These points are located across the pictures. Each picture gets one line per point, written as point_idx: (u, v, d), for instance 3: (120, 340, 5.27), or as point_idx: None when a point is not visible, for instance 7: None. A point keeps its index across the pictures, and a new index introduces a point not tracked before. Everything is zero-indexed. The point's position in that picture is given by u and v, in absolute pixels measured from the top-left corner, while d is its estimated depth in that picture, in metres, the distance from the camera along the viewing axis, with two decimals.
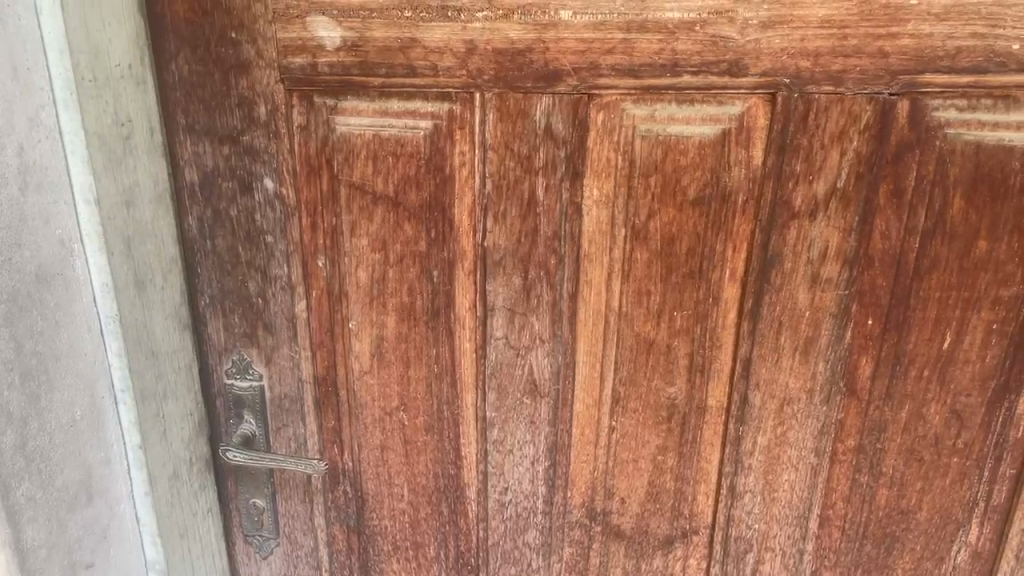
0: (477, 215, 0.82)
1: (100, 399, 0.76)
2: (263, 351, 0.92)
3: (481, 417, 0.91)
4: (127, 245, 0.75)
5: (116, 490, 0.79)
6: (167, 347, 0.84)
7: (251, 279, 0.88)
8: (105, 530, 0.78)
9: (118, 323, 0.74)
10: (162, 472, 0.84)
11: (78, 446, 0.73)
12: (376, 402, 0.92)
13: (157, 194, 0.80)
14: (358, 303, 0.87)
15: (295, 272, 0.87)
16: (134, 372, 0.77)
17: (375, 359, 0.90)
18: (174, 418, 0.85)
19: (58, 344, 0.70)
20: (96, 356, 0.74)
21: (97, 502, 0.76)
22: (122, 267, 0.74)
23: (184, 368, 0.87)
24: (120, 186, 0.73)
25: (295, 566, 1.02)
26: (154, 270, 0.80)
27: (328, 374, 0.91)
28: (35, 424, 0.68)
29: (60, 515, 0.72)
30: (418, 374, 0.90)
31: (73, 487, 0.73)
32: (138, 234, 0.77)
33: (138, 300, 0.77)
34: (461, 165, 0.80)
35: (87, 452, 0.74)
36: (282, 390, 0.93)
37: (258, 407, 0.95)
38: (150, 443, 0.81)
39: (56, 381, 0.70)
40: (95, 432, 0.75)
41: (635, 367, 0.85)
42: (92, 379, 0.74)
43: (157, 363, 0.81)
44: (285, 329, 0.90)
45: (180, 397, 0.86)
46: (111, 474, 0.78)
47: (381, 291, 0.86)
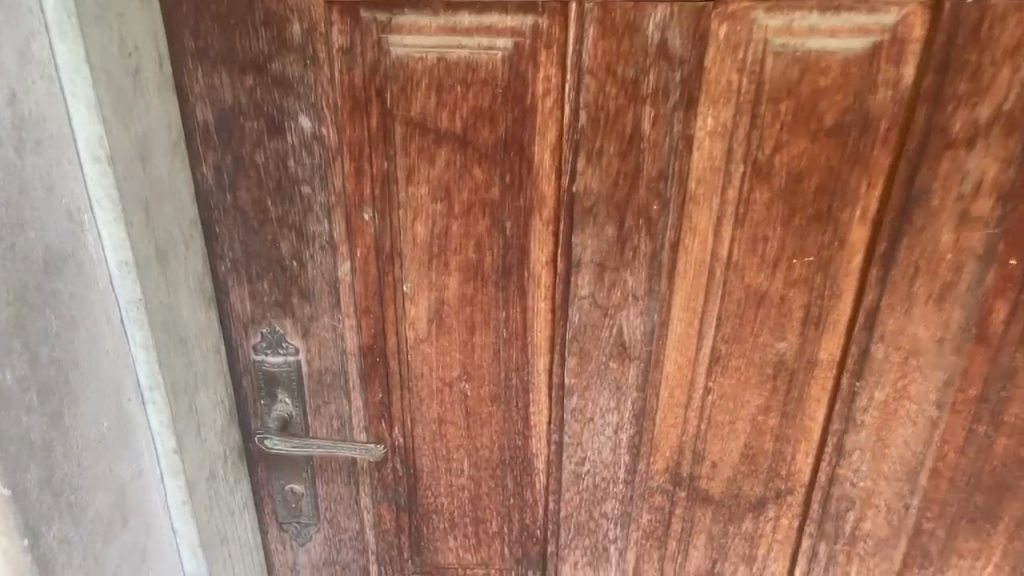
0: (564, 154, 0.68)
1: (127, 402, 0.61)
2: (299, 321, 0.77)
3: (557, 384, 0.80)
4: (148, 212, 0.59)
5: (151, 505, 0.66)
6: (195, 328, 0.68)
7: (283, 238, 0.73)
8: (143, 553, 0.65)
9: (142, 309, 0.60)
10: (200, 474, 0.70)
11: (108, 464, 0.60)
12: (434, 372, 0.80)
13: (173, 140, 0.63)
14: (415, 262, 0.74)
15: (338, 228, 0.72)
16: (163, 366, 0.63)
17: (434, 325, 0.77)
18: (207, 411, 0.71)
19: (76, 346, 0.55)
20: (119, 352, 0.60)
21: (133, 523, 0.63)
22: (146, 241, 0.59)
23: (212, 350, 0.72)
24: (136, 137, 0.57)
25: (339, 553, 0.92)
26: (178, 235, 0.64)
27: (375, 343, 0.79)
28: (67, 447, 0.54)
29: (97, 550, 0.59)
30: (484, 339, 0.78)
31: (108, 513, 0.60)
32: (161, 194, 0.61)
33: (162, 278, 0.62)
34: (545, 93, 0.66)
35: (118, 468, 0.61)
36: (322, 364, 0.80)
37: (295, 386, 0.80)
38: (187, 445, 0.67)
39: (82, 388, 0.56)
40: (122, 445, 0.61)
41: (740, 322, 0.74)
42: (116, 381, 0.60)
43: (187, 348, 0.67)
44: (325, 296, 0.76)
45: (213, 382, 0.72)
46: (145, 488, 0.65)
47: (442, 247, 0.73)
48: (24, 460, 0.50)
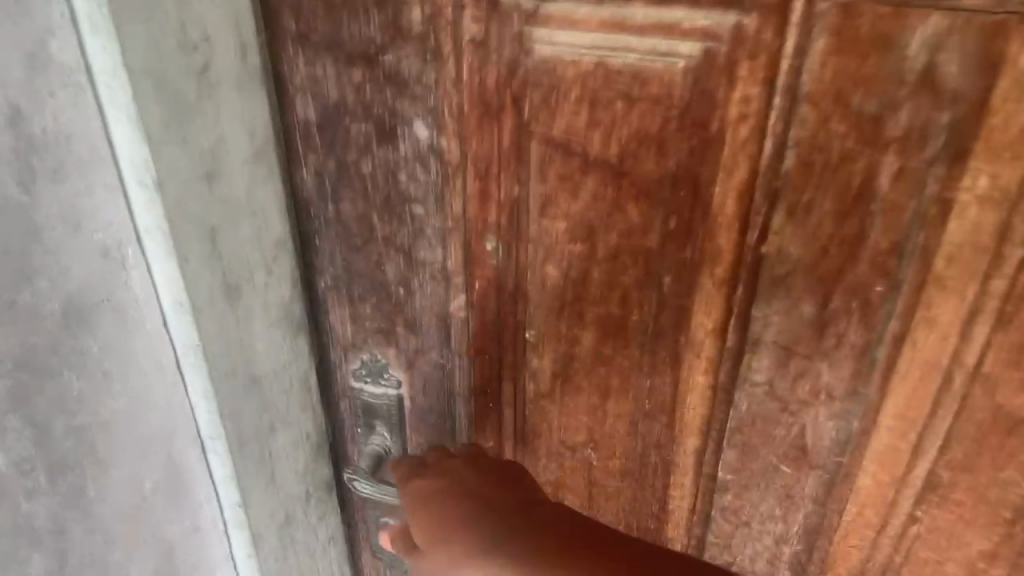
0: (754, 203, 0.50)
1: (178, 445, 0.56)
2: (403, 353, 0.65)
3: (706, 472, 0.64)
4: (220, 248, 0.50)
5: (207, 543, 0.62)
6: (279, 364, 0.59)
7: (389, 261, 0.60)
8: None
9: (198, 354, 0.51)
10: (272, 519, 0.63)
11: (147, 508, 0.57)
12: (557, 432, 0.66)
13: (259, 149, 0.51)
14: (544, 307, 0.59)
15: (453, 257, 0.58)
16: (225, 413, 0.55)
17: (560, 382, 0.63)
18: (287, 453, 0.62)
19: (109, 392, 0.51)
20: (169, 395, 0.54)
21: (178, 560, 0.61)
22: (216, 282, 0.50)
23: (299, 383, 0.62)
24: (205, 165, 0.47)
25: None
26: (268, 273, 0.55)
27: (489, 386, 0.65)
28: (87, 496, 0.53)
29: None
30: (620, 408, 0.63)
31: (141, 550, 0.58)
32: (241, 227, 0.51)
33: (229, 316, 0.52)
34: (739, 120, 0.48)
35: (161, 509, 0.58)
36: (426, 403, 0.67)
37: (394, 421, 0.69)
38: (251, 495, 0.59)
39: (114, 439, 0.53)
40: (175, 486, 0.58)
41: (978, 451, 0.53)
42: (164, 424, 0.55)
43: (271, 393, 0.58)
44: (434, 331, 0.63)
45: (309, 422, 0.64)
46: (201, 528, 0.61)
47: (579, 296, 0.58)
48: (37, 505, 0.50)
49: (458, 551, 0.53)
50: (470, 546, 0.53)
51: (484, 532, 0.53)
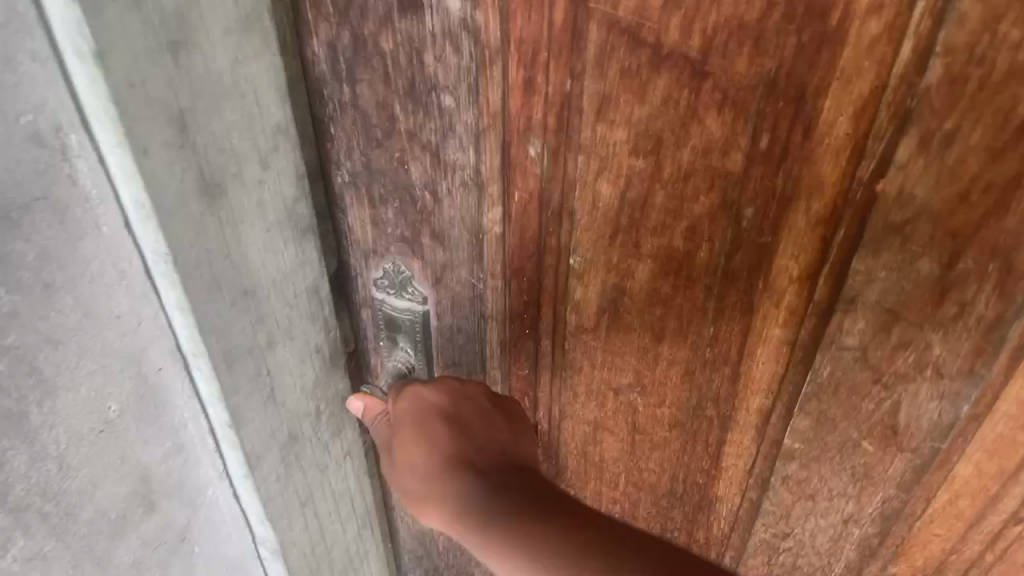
0: (876, 125, 0.38)
1: (150, 356, 0.50)
2: (429, 266, 0.56)
3: (769, 435, 0.54)
4: (193, 143, 0.43)
5: (193, 462, 0.57)
6: (276, 269, 0.53)
7: (413, 160, 0.50)
8: (184, 506, 0.59)
9: (171, 253, 0.45)
10: (269, 436, 0.58)
11: (117, 428, 0.51)
12: (600, 370, 0.57)
13: (241, 15, 0.44)
14: (593, 231, 0.49)
15: (487, 162, 0.49)
16: (208, 319, 0.49)
17: (607, 317, 0.54)
18: (288, 362, 0.57)
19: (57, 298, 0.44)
20: (136, 303, 0.48)
21: (159, 483, 0.56)
22: (190, 181, 0.44)
23: (303, 288, 0.56)
24: (167, 42, 0.40)
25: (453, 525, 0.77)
26: (259, 174, 0.48)
27: (526, 312, 0.56)
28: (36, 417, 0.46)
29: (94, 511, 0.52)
30: (675, 354, 0.53)
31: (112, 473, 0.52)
32: (222, 118, 0.45)
33: (208, 214, 0.46)
34: (871, 11, 0.35)
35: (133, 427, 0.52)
36: (455, 323, 0.59)
37: (419, 338, 0.61)
38: (243, 407, 0.54)
39: (70, 351, 0.46)
40: (147, 403, 0.52)
41: None
42: (132, 333, 0.49)
43: (267, 304, 0.53)
44: (464, 244, 0.54)
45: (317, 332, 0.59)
46: (185, 445, 0.56)
47: (636, 223, 0.47)
48: None
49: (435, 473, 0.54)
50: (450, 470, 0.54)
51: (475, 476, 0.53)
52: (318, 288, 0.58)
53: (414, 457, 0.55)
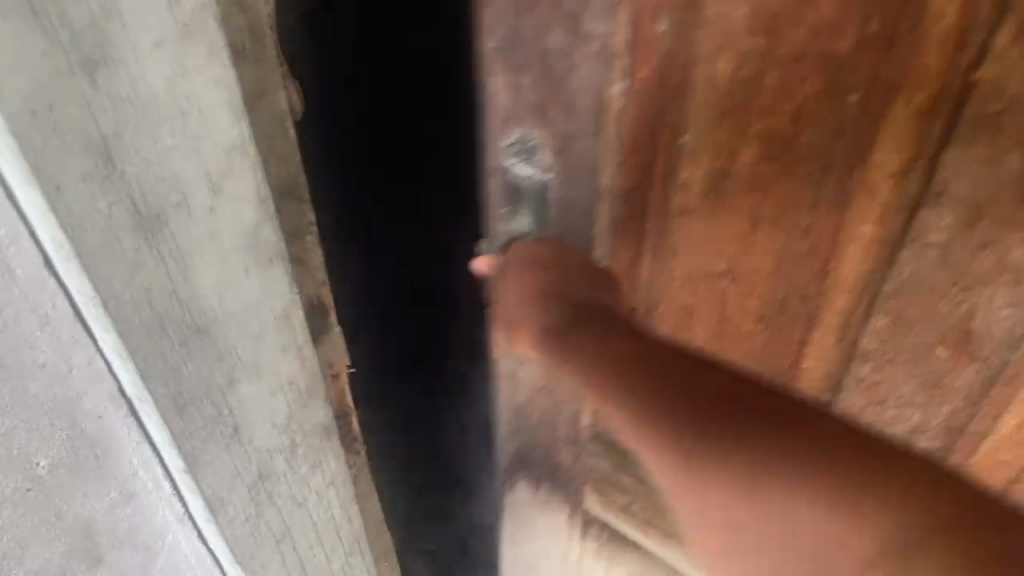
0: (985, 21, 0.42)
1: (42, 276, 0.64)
2: (557, 135, 0.61)
3: (848, 335, 0.57)
4: (119, 172, 0.60)
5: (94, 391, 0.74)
6: (181, 263, 0.67)
7: (556, 27, 0.56)
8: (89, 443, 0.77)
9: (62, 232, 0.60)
10: (168, 404, 0.74)
11: (29, 324, 0.66)
12: (696, 256, 0.61)
13: (165, 42, 0.58)
14: (706, 110, 0.53)
15: (619, 33, 0.53)
16: (103, 284, 0.64)
17: (709, 201, 0.57)
18: (189, 337, 0.72)
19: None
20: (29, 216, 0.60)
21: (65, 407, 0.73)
22: (118, 212, 0.62)
23: (228, 273, 0.71)
24: (80, 62, 0.54)
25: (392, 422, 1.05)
26: (206, 212, 0.67)
27: (635, 192, 0.61)
28: None
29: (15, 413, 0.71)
30: (768, 243, 0.57)
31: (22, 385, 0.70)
32: (156, 141, 0.61)
33: (98, 230, 0.61)
34: None
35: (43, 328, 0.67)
36: (572, 194, 0.63)
37: (538, 206, 0.65)
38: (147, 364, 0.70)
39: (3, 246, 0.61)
40: (56, 318, 0.67)
41: None
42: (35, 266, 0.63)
43: (174, 302, 0.69)
44: (589, 116, 0.59)
45: (288, 364, 0.82)
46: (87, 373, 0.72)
47: (746, 103, 0.51)
48: None
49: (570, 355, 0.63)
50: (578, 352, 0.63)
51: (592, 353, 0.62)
52: (254, 253, 0.72)
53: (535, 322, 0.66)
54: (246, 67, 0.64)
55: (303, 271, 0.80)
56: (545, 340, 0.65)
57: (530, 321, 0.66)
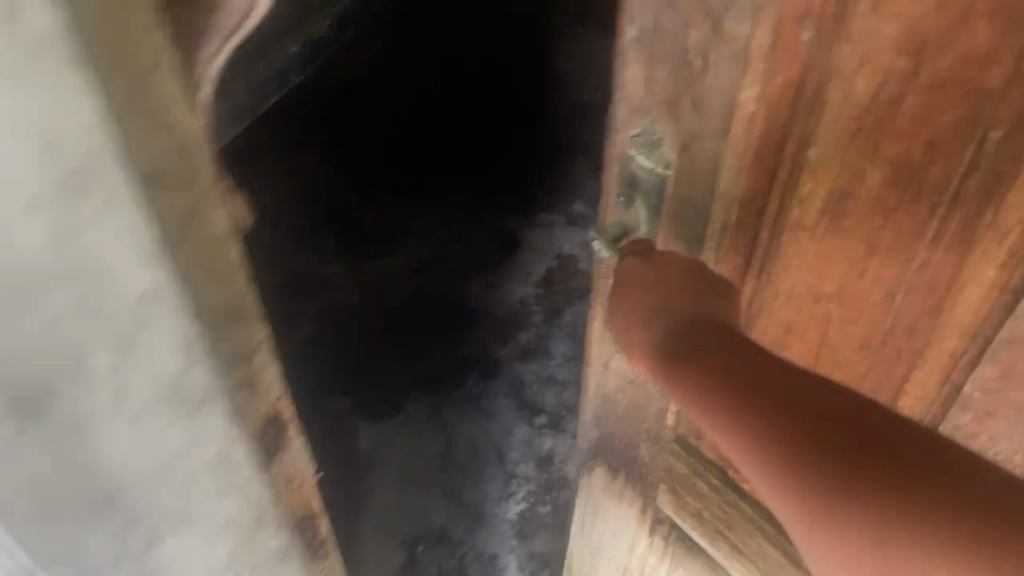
0: None
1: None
2: (681, 132, 0.62)
3: (953, 376, 0.56)
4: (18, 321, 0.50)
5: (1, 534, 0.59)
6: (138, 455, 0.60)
7: (696, 26, 0.56)
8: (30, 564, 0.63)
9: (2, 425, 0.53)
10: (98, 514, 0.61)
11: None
12: (806, 272, 0.60)
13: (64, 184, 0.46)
14: (837, 127, 0.52)
15: (759, 38, 0.53)
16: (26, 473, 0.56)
17: (827, 218, 0.56)
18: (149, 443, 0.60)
19: None
20: None
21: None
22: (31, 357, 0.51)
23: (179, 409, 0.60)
24: None
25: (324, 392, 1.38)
26: (109, 371, 0.55)
27: (755, 196, 0.61)
28: None
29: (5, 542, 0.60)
30: (883, 272, 0.55)
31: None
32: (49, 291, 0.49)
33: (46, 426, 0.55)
34: None
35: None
36: (689, 191, 0.65)
37: (654, 197, 0.67)
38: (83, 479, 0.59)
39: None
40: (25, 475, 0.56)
41: None
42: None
43: (149, 466, 0.61)
44: (717, 117, 0.59)
45: (232, 502, 0.69)
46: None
47: (879, 125, 0.49)
48: None
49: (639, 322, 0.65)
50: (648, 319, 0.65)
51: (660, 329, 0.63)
52: (193, 383, 0.59)
53: (628, 313, 0.66)
54: (139, 126, 0.47)
55: (249, 394, 0.65)
56: (666, 351, 0.62)
57: (643, 341, 0.65)
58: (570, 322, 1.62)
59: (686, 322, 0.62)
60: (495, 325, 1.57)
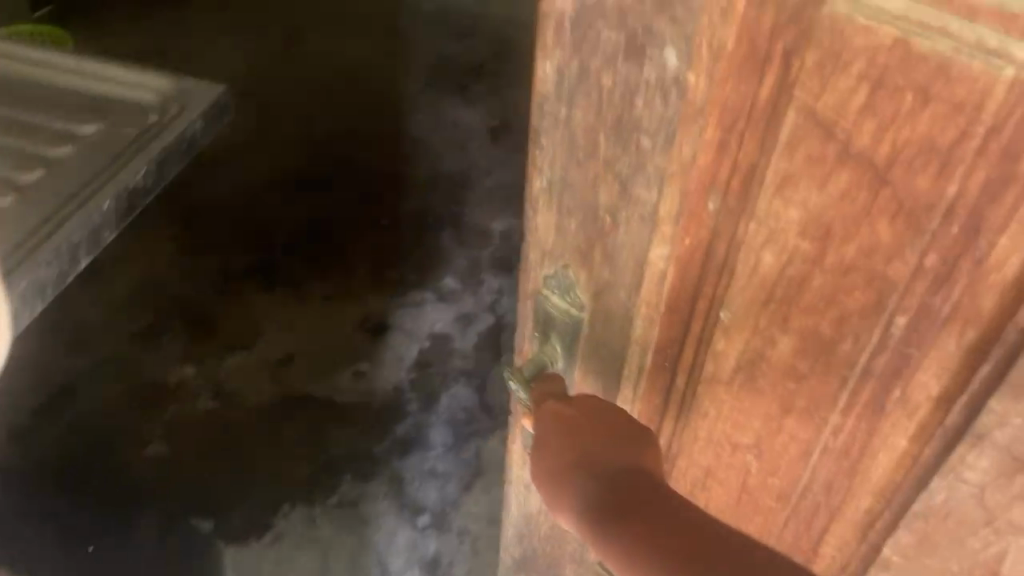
0: None
1: None
2: (595, 280, 0.59)
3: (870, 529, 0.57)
4: None
5: None
6: None
7: (604, 186, 0.53)
8: None
9: None
10: None
11: None
12: (723, 424, 0.60)
13: None
14: (747, 294, 0.52)
15: (668, 204, 0.50)
16: None
17: (741, 376, 0.56)
18: None
19: None
20: None
21: None
22: None
23: None
24: None
25: (71, 510, 1.69)
26: None
27: (669, 345, 0.59)
28: None
29: None
30: (798, 430, 0.55)
31: None
32: None
33: None
34: None
35: None
36: (603, 337, 0.61)
37: (568, 340, 0.64)
38: None
39: None
40: None
41: None
42: None
43: None
44: (629, 271, 0.56)
45: None
46: None
47: (788, 299, 0.50)
48: None
49: (557, 478, 0.57)
50: (569, 471, 0.56)
51: (587, 482, 0.55)
52: None
53: (543, 462, 0.58)
54: None
55: None
56: (581, 511, 0.54)
57: (555, 491, 0.57)
58: (444, 415, 1.97)
59: (619, 478, 0.54)
60: (330, 437, 1.87)
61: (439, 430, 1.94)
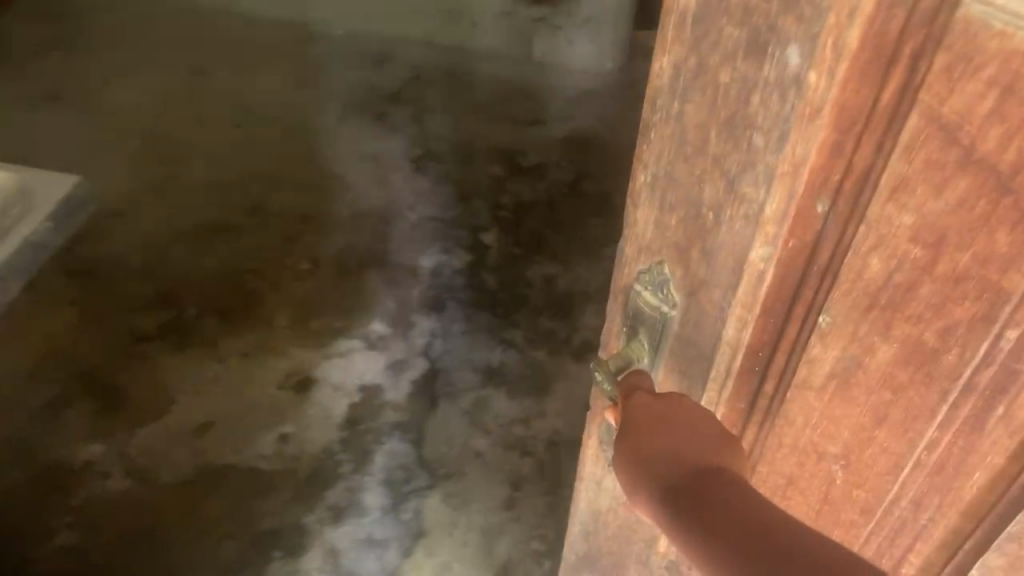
0: None
1: None
2: (690, 277, 0.58)
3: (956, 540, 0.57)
4: None
5: None
6: None
7: (710, 182, 0.53)
8: None
9: None
10: None
11: None
12: (811, 432, 0.59)
13: None
14: (850, 302, 0.51)
15: (773, 203, 0.50)
16: None
17: (836, 385, 0.55)
18: None
19: None
20: None
21: None
22: None
23: None
24: None
25: None
26: None
27: (762, 346, 0.58)
28: None
29: None
30: (891, 444, 0.55)
31: None
32: None
33: None
34: None
35: None
36: (693, 336, 0.60)
37: (657, 335, 0.63)
38: None
39: None
40: None
41: None
42: None
43: None
44: (726, 270, 0.55)
45: None
46: None
47: (894, 308, 0.49)
48: None
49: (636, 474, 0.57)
50: (646, 467, 0.57)
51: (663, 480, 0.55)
52: None
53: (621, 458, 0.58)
54: None
55: None
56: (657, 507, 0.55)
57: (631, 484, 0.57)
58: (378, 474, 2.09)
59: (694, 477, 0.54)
60: (257, 511, 2.00)
61: (373, 495, 2.05)
